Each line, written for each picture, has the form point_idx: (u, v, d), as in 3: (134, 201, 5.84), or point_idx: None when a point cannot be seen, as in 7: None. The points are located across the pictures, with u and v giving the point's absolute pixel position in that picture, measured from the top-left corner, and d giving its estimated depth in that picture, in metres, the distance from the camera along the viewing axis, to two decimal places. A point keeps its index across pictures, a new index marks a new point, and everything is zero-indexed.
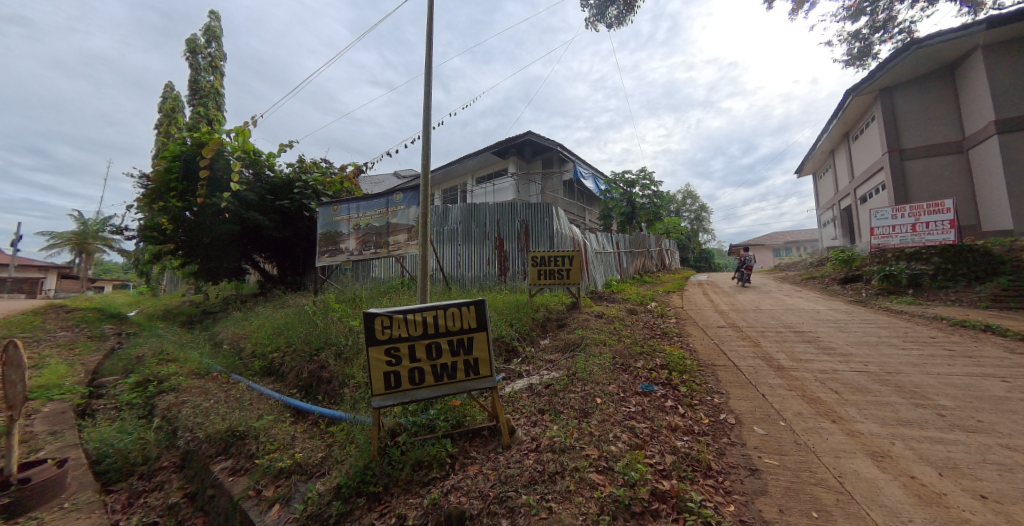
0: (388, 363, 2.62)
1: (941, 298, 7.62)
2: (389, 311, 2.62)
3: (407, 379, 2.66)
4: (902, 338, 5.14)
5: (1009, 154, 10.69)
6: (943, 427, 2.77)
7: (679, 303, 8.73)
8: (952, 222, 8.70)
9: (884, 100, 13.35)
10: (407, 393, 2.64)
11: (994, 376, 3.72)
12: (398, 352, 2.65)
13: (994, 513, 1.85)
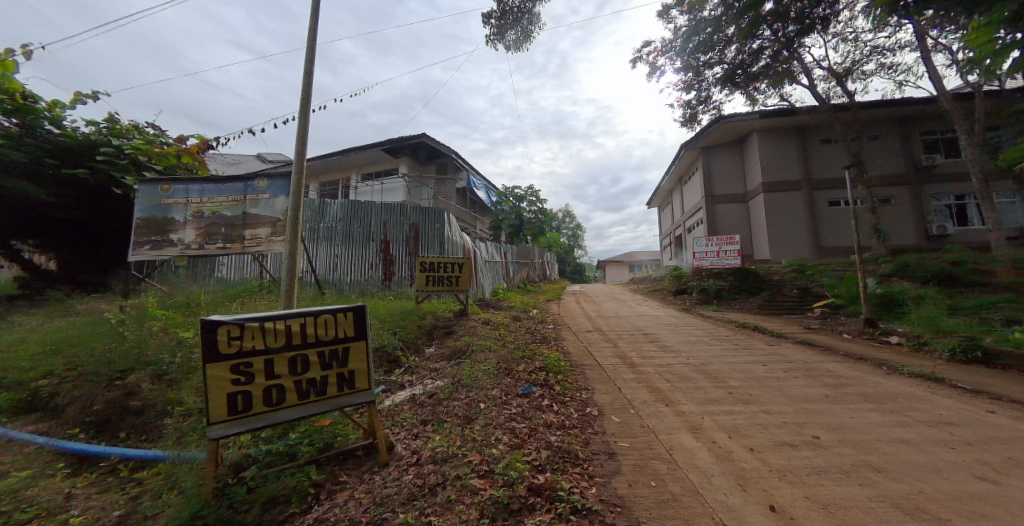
0: (235, 382, 2.18)
1: (736, 307, 10.11)
2: (240, 319, 2.18)
3: (261, 400, 2.26)
4: (712, 336, 6.64)
5: (773, 207, 15.02)
6: (731, 401, 3.69)
7: (557, 310, 9.55)
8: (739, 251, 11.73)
9: (703, 156, 17.22)
10: (260, 417, 2.25)
11: (763, 362, 5.11)
12: (250, 369, 2.23)
13: (759, 460, 2.57)
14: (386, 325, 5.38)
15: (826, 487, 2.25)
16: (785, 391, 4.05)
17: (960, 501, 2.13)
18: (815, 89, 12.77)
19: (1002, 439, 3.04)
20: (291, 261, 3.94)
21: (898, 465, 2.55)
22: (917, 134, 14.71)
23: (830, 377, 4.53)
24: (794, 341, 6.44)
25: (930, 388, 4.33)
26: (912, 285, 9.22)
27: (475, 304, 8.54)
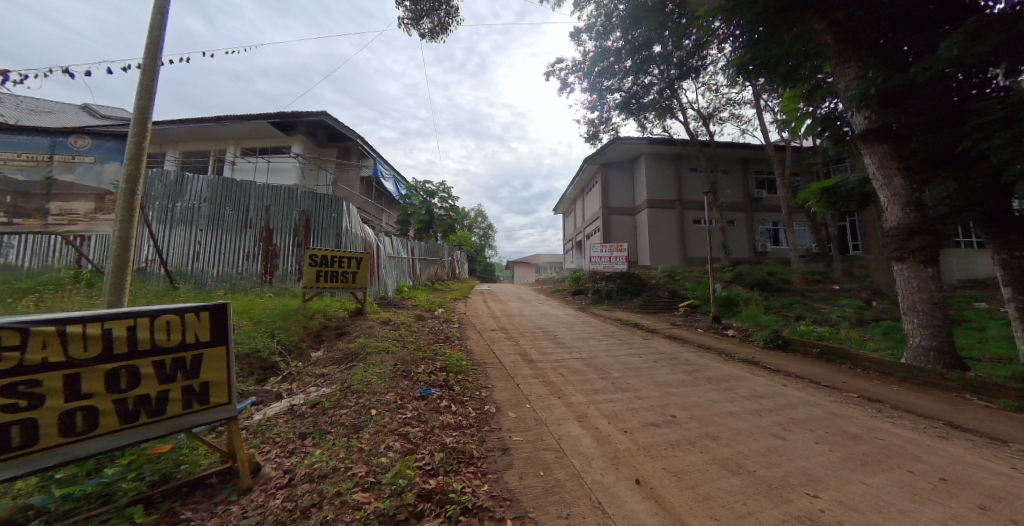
0: (13, 408, 1.66)
1: (623, 306, 11.40)
2: (26, 322, 1.67)
3: (57, 429, 1.76)
4: (602, 333, 7.36)
5: (655, 222, 17.31)
6: (612, 390, 4.16)
7: (462, 309, 9.54)
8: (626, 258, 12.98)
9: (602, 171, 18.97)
10: (55, 452, 1.76)
11: (640, 355, 5.87)
12: (40, 389, 1.73)
13: (630, 441, 2.97)
14: (260, 330, 4.74)
15: (677, 458, 2.74)
16: (654, 378, 4.73)
17: (761, 458, 2.83)
18: (689, 125, 15.15)
19: (791, 406, 4.06)
20: (120, 245, 3.12)
21: (727, 433, 3.25)
22: (754, 173, 18.50)
23: (688, 366, 5.41)
24: (663, 336, 7.51)
25: (752, 370, 5.51)
26: (747, 291, 11.54)
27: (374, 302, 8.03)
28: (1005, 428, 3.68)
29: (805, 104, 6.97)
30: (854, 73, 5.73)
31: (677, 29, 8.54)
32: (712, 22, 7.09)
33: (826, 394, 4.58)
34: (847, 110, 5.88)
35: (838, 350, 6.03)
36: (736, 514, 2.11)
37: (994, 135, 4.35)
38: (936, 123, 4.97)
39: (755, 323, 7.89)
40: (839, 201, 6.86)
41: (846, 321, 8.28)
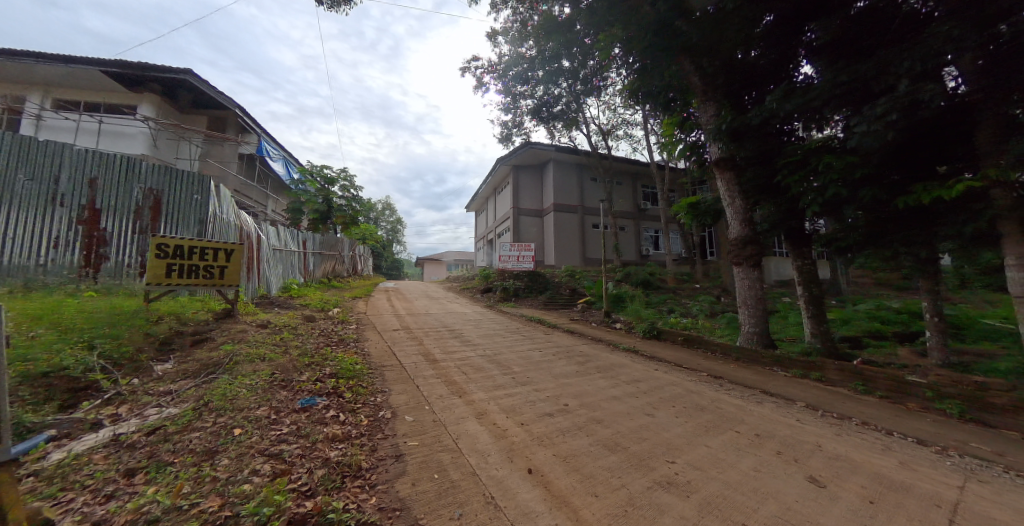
0: None
1: (528, 302, 11.94)
2: None
3: None
4: (507, 329, 7.59)
5: (559, 224, 18.50)
6: (512, 384, 4.33)
7: (362, 308, 8.93)
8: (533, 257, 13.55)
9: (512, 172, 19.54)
10: None
11: (540, 349, 6.21)
12: None
13: (526, 432, 3.12)
14: (69, 341, 3.77)
15: (567, 444, 2.98)
16: (551, 370, 5.06)
17: (635, 435, 3.25)
18: (593, 137, 16.51)
19: (660, 387, 4.74)
20: None
21: (609, 415, 3.65)
22: (642, 187, 21.06)
23: (582, 357, 5.92)
24: (561, 330, 8.07)
25: (634, 358, 6.27)
26: (634, 289, 13.09)
27: (251, 302, 7.03)
28: (800, 394, 4.85)
29: (679, 131, 8.18)
30: (711, 111, 7.00)
31: (582, 48, 9.25)
32: (612, 48, 7.85)
33: (687, 375, 5.45)
34: (707, 139, 7.04)
35: (697, 337, 7.21)
36: (613, 488, 2.40)
37: (798, 173, 5.63)
38: (762, 159, 6.40)
39: (638, 318, 8.98)
40: (700, 215, 8.16)
41: (704, 314, 9.95)
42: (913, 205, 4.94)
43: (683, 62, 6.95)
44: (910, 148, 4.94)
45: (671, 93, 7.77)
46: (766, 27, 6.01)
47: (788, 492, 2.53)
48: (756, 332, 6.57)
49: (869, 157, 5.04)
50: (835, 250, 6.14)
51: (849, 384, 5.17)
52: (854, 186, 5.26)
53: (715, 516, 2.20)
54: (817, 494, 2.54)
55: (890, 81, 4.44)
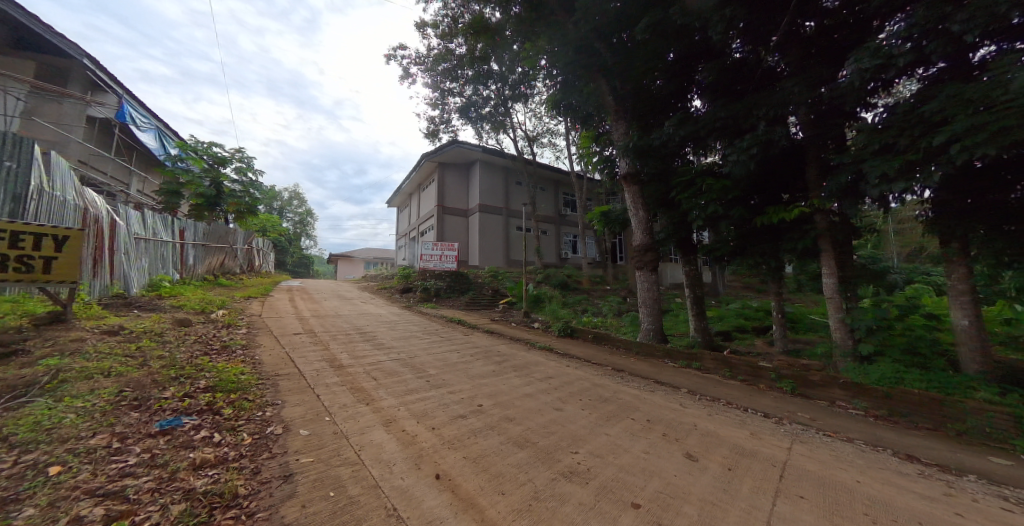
0: None
1: (448, 303, 11.77)
2: None
3: None
4: (424, 331, 7.36)
5: (483, 225, 18.59)
6: (427, 388, 4.22)
7: (256, 310, 7.93)
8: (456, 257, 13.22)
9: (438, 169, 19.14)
10: None
11: (457, 350, 6.15)
12: None
13: (438, 437, 3.05)
14: None
15: (478, 445, 2.99)
16: (468, 371, 5.05)
17: (544, 430, 3.40)
18: (519, 142, 16.94)
19: (570, 382, 5.04)
20: None
21: (521, 413, 3.76)
22: (563, 194, 22.22)
23: (498, 357, 6.03)
24: (481, 331, 8.10)
25: (548, 356, 6.55)
26: (552, 289, 13.72)
27: (96, 303, 5.76)
28: (684, 382, 5.56)
29: (596, 145, 8.70)
30: (622, 129, 7.67)
31: (510, 54, 9.49)
32: (538, 57, 8.14)
33: (593, 369, 5.88)
34: (617, 155, 7.64)
35: (605, 335, 7.81)
36: (519, 484, 2.47)
37: (688, 192, 6.42)
38: (661, 176, 7.20)
39: (554, 317, 9.39)
40: (611, 223, 8.86)
41: (611, 313, 10.81)
42: (768, 224, 6.00)
43: (600, 80, 7.51)
44: (764, 174, 6.07)
45: (590, 108, 8.32)
46: (669, 62, 6.77)
47: (670, 471, 2.87)
48: (654, 329, 7.32)
49: (740, 182, 5.96)
50: (714, 258, 7.15)
51: (721, 372, 6.05)
52: (729, 205, 6.18)
53: (609, 500, 2.40)
54: (692, 470, 2.92)
55: (755, 122, 5.39)
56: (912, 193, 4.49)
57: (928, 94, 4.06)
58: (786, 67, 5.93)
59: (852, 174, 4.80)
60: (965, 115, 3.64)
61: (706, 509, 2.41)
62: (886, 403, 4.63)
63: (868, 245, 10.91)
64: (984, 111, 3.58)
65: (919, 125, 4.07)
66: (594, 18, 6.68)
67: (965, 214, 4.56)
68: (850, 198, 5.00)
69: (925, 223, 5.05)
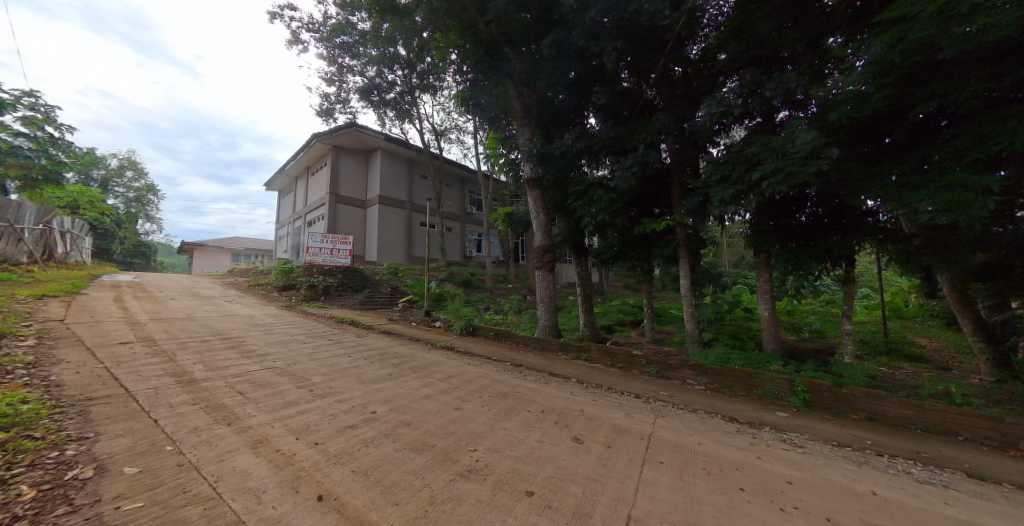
0: None
1: (338, 302, 10.67)
2: None
3: None
4: (307, 334, 6.53)
5: (383, 218, 17.45)
6: (310, 399, 3.74)
7: (59, 314, 6.00)
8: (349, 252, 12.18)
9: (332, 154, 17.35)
10: None
11: (347, 354, 5.59)
12: None
13: (321, 453, 2.70)
14: None
15: (369, 456, 2.73)
16: (360, 377, 4.63)
17: (443, 431, 3.30)
18: (424, 135, 16.35)
19: (470, 380, 5.01)
20: None
21: (419, 416, 3.59)
22: (469, 192, 22.24)
23: (395, 358, 5.71)
24: (377, 332, 7.54)
25: (448, 355, 6.43)
26: (454, 287, 13.54)
27: None
28: (574, 372, 6.01)
29: (502, 147, 8.79)
30: (527, 135, 7.91)
31: (419, 41, 9.09)
32: (447, 49, 7.93)
33: (493, 366, 5.96)
34: (522, 159, 7.90)
35: (505, 332, 8.02)
36: (415, 491, 2.33)
37: (582, 199, 6.95)
38: (561, 184, 7.75)
39: (455, 316, 9.25)
40: (514, 223, 9.10)
41: (512, 310, 11.15)
42: (644, 232, 6.88)
43: (508, 85, 7.71)
44: (643, 189, 6.95)
45: (497, 110, 8.43)
46: (570, 80, 7.28)
47: (561, 456, 3.03)
48: (550, 325, 7.75)
49: (623, 195, 6.69)
50: (602, 261, 7.88)
51: (605, 361, 6.71)
52: (615, 214, 6.89)
53: (505, 492, 2.42)
54: (579, 452, 3.15)
55: (637, 144, 6.17)
56: (737, 214, 5.64)
57: (751, 140, 5.20)
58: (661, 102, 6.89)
59: (702, 196, 5.81)
60: (776, 156, 4.72)
61: (591, 487, 2.61)
62: (719, 378, 5.72)
63: (710, 253, 13.45)
64: (785, 157, 4.66)
65: (747, 162, 5.14)
66: (504, 23, 6.81)
67: (772, 231, 5.91)
68: (700, 215, 6.05)
69: (745, 239, 6.28)
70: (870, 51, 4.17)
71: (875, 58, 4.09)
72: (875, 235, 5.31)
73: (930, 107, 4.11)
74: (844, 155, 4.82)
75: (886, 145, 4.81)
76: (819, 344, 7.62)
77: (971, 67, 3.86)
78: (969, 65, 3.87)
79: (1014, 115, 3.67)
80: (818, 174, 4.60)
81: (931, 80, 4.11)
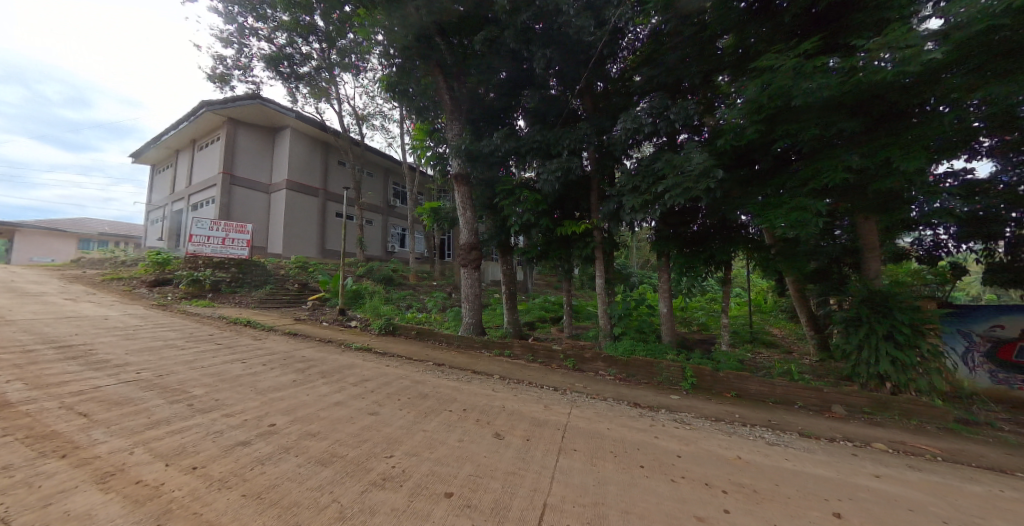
0: None
1: (230, 300, 9.25)
2: None
3: None
4: (185, 338, 5.53)
5: (291, 205, 15.68)
6: (188, 415, 3.14)
7: None
8: (248, 241, 10.75)
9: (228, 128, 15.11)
10: None
11: (239, 360, 4.86)
12: None
13: (198, 479, 2.26)
14: None
15: (264, 475, 2.38)
16: (255, 386, 4.05)
17: (356, 439, 3.02)
18: (343, 118, 15.10)
19: (388, 383, 4.70)
20: None
21: (327, 425, 3.25)
22: (393, 183, 21.15)
23: (301, 362, 5.13)
24: (279, 333, 6.71)
25: (364, 357, 5.98)
26: (373, 284, 12.69)
27: None
28: (496, 369, 6.02)
29: (430, 140, 8.45)
30: (456, 130, 7.69)
31: (339, 14, 8.28)
32: (372, 28, 7.37)
33: (413, 366, 5.70)
34: (449, 153, 7.68)
35: (428, 330, 7.74)
36: (321, 508, 2.08)
37: (508, 199, 6.98)
38: (489, 183, 7.71)
39: (373, 314, 8.65)
40: (439, 219, 8.82)
41: (435, 307, 10.81)
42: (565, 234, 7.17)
43: (437, 75, 7.46)
44: (565, 193, 7.24)
45: (425, 101, 8.09)
46: (501, 80, 7.33)
47: (481, 454, 2.98)
48: (474, 323, 7.68)
49: (547, 198, 6.90)
50: (526, 260, 8.03)
51: (526, 357, 6.85)
52: (539, 215, 7.07)
53: (422, 497, 2.29)
54: (499, 448, 3.13)
55: (561, 150, 6.43)
56: (644, 222, 6.15)
57: (658, 157, 5.74)
58: (584, 113, 7.24)
59: (616, 204, 6.25)
60: (677, 172, 5.26)
61: (510, 481, 2.60)
62: (626, 368, 6.20)
63: (621, 255, 14.64)
64: (683, 174, 5.22)
65: (653, 177, 5.67)
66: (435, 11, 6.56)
67: (671, 238, 6.59)
68: (614, 220, 6.49)
69: (650, 244, 6.91)
70: (747, 91, 4.83)
71: (751, 98, 4.78)
72: (748, 244, 6.26)
73: (784, 144, 4.97)
74: (728, 176, 5.59)
75: (756, 170, 5.67)
76: (708, 336, 8.72)
77: (812, 114, 4.70)
78: (810, 113, 4.72)
79: (834, 159, 4.59)
80: (707, 190, 5.24)
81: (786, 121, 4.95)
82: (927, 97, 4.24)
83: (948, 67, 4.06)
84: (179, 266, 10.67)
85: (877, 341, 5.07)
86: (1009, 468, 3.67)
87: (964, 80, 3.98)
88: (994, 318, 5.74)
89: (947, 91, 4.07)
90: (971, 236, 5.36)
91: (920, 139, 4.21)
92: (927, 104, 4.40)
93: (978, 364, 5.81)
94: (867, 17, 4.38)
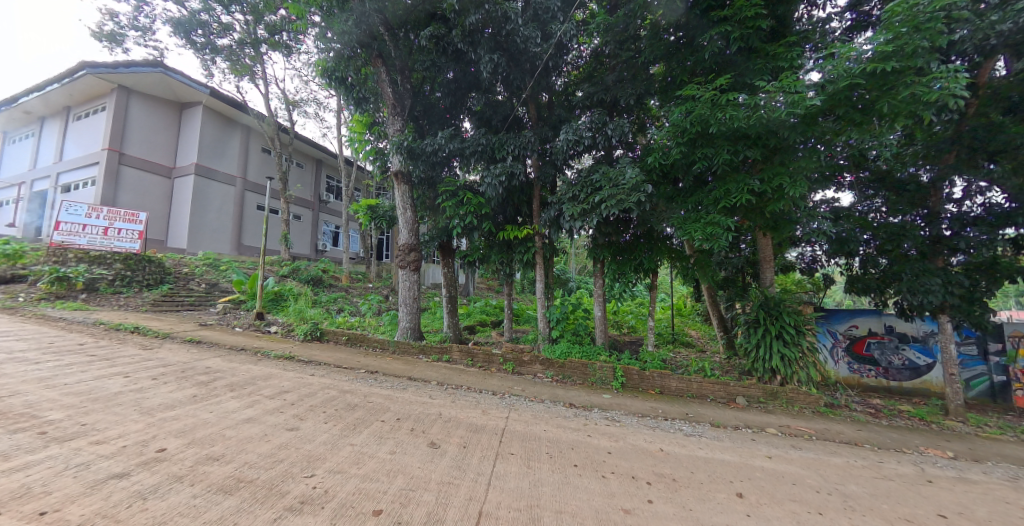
0: None
1: (112, 302, 7.80)
2: None
3: None
4: (40, 350, 4.48)
5: (199, 192, 13.80)
6: (38, 447, 2.50)
7: None
8: (141, 233, 9.31)
9: (118, 96, 12.93)
10: None
11: (118, 374, 4.04)
12: None
13: None
14: None
15: (144, 512, 1.94)
16: (138, 404, 3.38)
17: (268, 459, 2.63)
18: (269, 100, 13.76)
19: (312, 394, 4.23)
20: None
21: (233, 445, 2.80)
22: (326, 177, 19.69)
23: (202, 375, 4.42)
24: (176, 342, 5.74)
25: (285, 365, 5.37)
26: (298, 284, 11.60)
27: None
28: (434, 375, 5.74)
29: (369, 133, 7.91)
30: (397, 126, 7.16)
31: None
32: (306, 7, 6.74)
33: (342, 375, 5.21)
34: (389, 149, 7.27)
35: (360, 335, 7.21)
36: None
37: (450, 201, 6.75)
38: (431, 182, 7.46)
39: (297, 319, 7.83)
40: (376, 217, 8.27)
41: (370, 310, 10.15)
42: (507, 238, 7.12)
43: (377, 67, 7.03)
44: (508, 196, 7.16)
45: (364, 94, 7.61)
46: (448, 79, 7.13)
47: (414, 465, 2.76)
48: (411, 328, 7.28)
49: (489, 202, 6.79)
50: (467, 262, 7.82)
51: (465, 362, 6.65)
52: (481, 218, 6.93)
53: (347, 517, 2.03)
54: (433, 458, 2.93)
55: (505, 155, 6.39)
56: (583, 230, 6.29)
57: (596, 169, 5.94)
58: (528, 121, 7.25)
59: (556, 210, 6.35)
60: (612, 185, 5.51)
61: (444, 491, 2.42)
62: (562, 370, 6.28)
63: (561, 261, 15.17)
64: (619, 186, 5.44)
65: (590, 187, 5.86)
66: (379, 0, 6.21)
67: (606, 245, 6.83)
68: (554, 226, 6.59)
69: (588, 250, 7.12)
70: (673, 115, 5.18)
71: (675, 123, 5.12)
72: (673, 253, 6.71)
73: (702, 166, 5.34)
74: (657, 192, 5.94)
75: (680, 187, 6.06)
76: (636, 338, 9.26)
77: (726, 141, 5.16)
78: (724, 141, 5.15)
79: (741, 183, 5.09)
80: (638, 203, 5.53)
81: (702, 145, 5.33)
82: (809, 136, 4.74)
83: (823, 114, 4.63)
84: (36, 260, 8.88)
85: (769, 339, 5.71)
86: (860, 442, 4.32)
87: (834, 126, 4.63)
88: (853, 319, 6.80)
89: (820, 133, 4.69)
90: (836, 251, 5.85)
91: (801, 172, 4.89)
92: (807, 141, 4.98)
93: (841, 358, 6.78)
94: (767, 63, 5.00)
